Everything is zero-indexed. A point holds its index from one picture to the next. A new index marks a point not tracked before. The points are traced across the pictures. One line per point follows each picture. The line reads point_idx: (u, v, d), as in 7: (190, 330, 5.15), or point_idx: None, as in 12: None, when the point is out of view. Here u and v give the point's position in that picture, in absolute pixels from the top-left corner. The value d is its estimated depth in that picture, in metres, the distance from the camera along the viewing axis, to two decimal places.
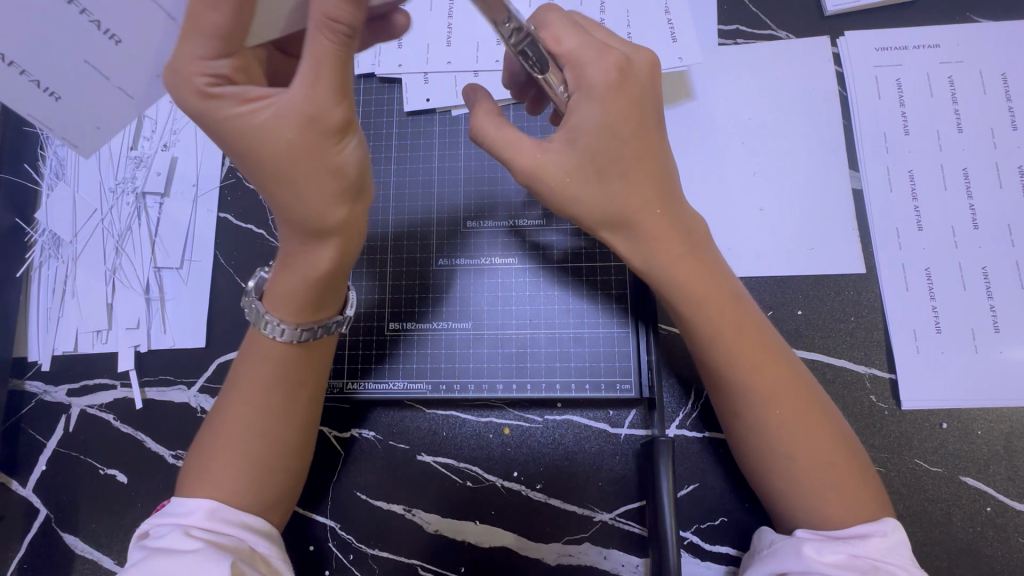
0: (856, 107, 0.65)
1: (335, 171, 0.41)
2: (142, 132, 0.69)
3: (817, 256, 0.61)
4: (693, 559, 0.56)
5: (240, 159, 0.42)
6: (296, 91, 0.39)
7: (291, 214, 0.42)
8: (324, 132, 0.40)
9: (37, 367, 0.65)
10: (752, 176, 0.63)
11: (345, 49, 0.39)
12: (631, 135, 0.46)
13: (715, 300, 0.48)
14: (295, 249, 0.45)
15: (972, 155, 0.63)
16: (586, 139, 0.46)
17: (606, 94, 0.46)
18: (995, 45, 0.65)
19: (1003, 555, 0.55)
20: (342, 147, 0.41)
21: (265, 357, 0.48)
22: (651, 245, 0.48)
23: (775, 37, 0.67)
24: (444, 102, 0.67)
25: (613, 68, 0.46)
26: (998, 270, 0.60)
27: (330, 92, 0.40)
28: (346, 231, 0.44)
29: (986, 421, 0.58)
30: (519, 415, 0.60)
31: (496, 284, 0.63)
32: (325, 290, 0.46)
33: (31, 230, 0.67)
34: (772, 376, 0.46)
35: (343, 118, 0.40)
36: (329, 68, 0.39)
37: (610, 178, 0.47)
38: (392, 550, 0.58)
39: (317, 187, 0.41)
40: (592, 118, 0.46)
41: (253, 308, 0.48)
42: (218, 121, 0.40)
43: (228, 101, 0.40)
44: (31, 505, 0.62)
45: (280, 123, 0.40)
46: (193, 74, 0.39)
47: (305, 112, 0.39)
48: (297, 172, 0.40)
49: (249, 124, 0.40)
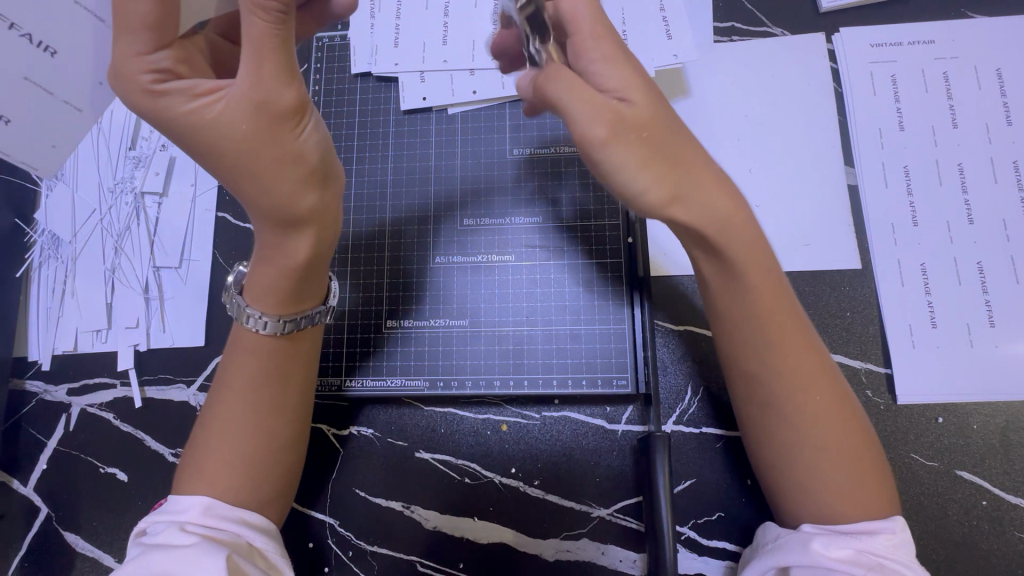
0: (852, 104, 0.65)
1: (299, 156, 0.42)
2: (141, 133, 0.69)
3: (813, 252, 0.62)
4: (691, 554, 0.57)
5: (204, 159, 0.42)
6: (243, 80, 0.39)
7: (261, 206, 0.43)
8: (279, 115, 0.40)
9: (37, 367, 0.65)
10: (747, 171, 0.64)
11: (284, 28, 0.39)
12: (666, 100, 0.43)
13: (760, 279, 0.46)
14: (270, 244, 0.45)
15: (967, 150, 0.63)
16: (637, 100, 0.42)
17: (631, 54, 0.43)
18: (990, 41, 0.65)
19: (1000, 549, 0.55)
20: (300, 131, 0.42)
21: (250, 352, 0.49)
22: (716, 218, 0.43)
23: (770, 33, 0.67)
24: (440, 100, 0.67)
25: (630, 34, 0.43)
26: (993, 265, 0.60)
27: (278, 75, 0.40)
28: (319, 219, 0.45)
29: (982, 415, 0.58)
30: (517, 412, 0.60)
31: (493, 278, 0.63)
32: (304, 281, 0.47)
33: (31, 231, 0.67)
34: (811, 368, 0.46)
35: (297, 100, 0.41)
36: (272, 50, 0.39)
37: (668, 142, 0.42)
38: (390, 547, 0.58)
39: (283, 175, 0.42)
40: (631, 79, 0.42)
41: (234, 303, 0.49)
42: (169, 117, 0.40)
43: (176, 97, 0.40)
44: (31, 504, 0.62)
45: (234, 112, 0.40)
46: (135, 72, 0.39)
47: (255, 99, 0.39)
48: (262, 162, 0.41)
49: (199, 120, 0.40)
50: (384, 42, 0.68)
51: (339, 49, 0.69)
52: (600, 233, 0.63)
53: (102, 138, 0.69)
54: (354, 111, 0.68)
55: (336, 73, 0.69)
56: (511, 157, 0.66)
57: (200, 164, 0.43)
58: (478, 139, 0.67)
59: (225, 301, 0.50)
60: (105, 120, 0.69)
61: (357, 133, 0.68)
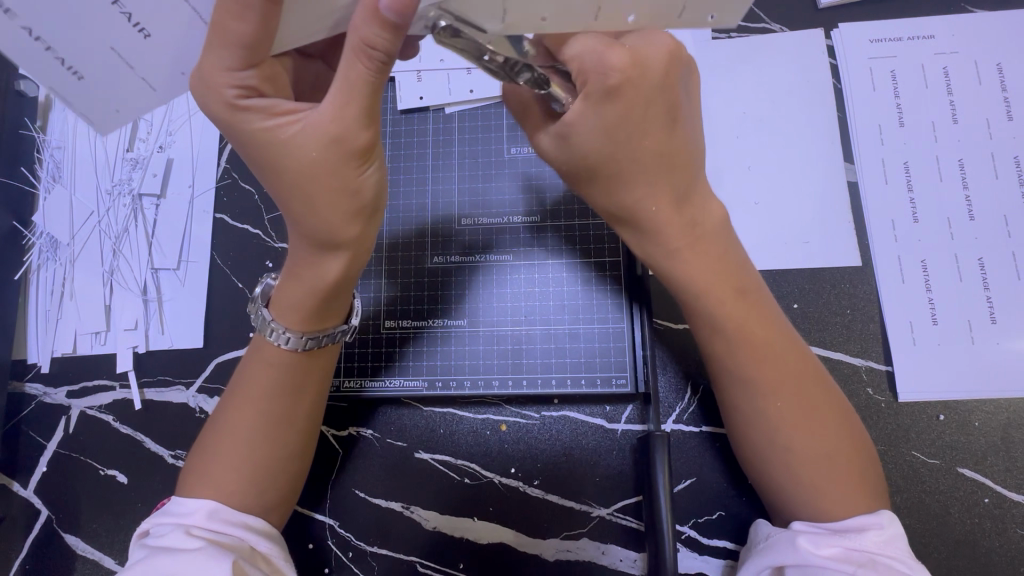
0: (850, 100, 0.65)
1: (355, 192, 0.41)
2: (139, 135, 0.69)
3: (813, 250, 0.61)
4: (691, 554, 0.57)
5: (267, 174, 0.43)
6: (325, 111, 0.39)
7: (304, 228, 0.43)
8: (349, 152, 0.40)
9: (37, 369, 0.65)
10: (745, 169, 0.63)
11: (381, 76, 0.38)
12: (633, 137, 0.44)
13: (722, 293, 0.47)
14: (305, 261, 0.45)
15: (968, 145, 0.62)
16: (581, 142, 0.44)
17: (603, 100, 0.42)
18: (990, 35, 0.65)
19: (1002, 547, 0.55)
20: (362, 172, 0.41)
21: (269, 363, 0.48)
22: (655, 236, 0.47)
23: (769, 30, 0.67)
24: (437, 99, 0.67)
25: (616, 69, 0.41)
26: (995, 261, 0.60)
27: (359, 115, 0.39)
28: (357, 247, 0.44)
29: (984, 412, 0.58)
30: (516, 411, 0.60)
31: (489, 280, 0.63)
32: (330, 303, 0.46)
33: (29, 233, 0.67)
34: (782, 374, 0.46)
35: (368, 142, 0.40)
36: (363, 94, 0.38)
37: (611, 175, 0.46)
38: (390, 548, 0.58)
39: (333, 206, 0.41)
40: (587, 122, 0.43)
41: (260, 316, 0.48)
42: (247, 133, 0.41)
43: (255, 114, 0.41)
44: (31, 506, 0.62)
45: (308, 138, 0.40)
46: (221, 85, 0.40)
47: (331, 132, 0.39)
48: (310, 188, 0.41)
49: (276, 140, 0.41)
50: None
51: None
52: (598, 232, 0.63)
53: (101, 140, 0.69)
54: None
55: None
56: (507, 157, 0.66)
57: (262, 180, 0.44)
58: (475, 139, 0.66)
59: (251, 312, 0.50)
60: None
61: None
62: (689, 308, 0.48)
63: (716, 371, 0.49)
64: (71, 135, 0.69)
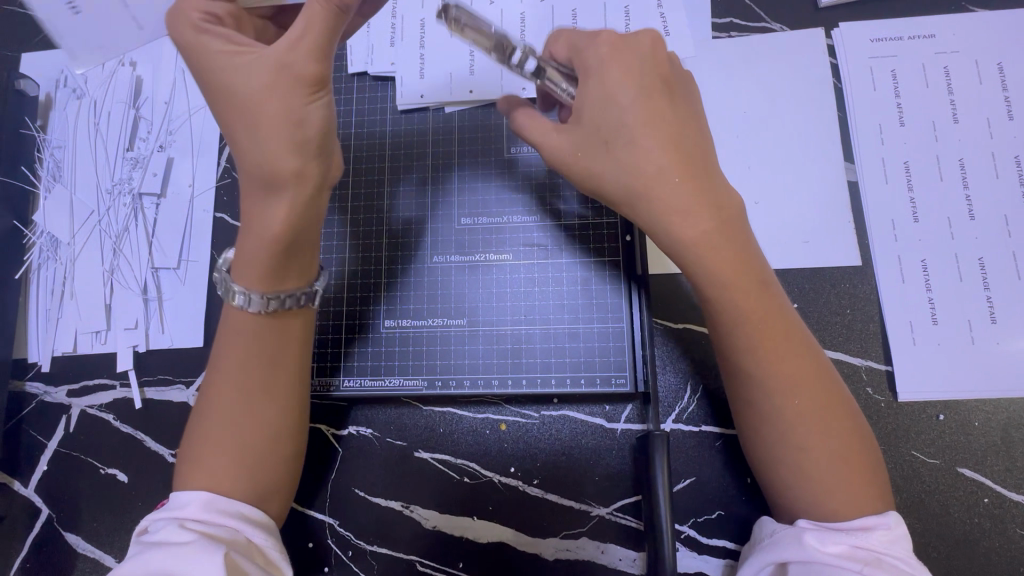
0: (850, 99, 0.64)
1: (299, 120, 0.44)
2: (139, 134, 0.69)
3: (813, 249, 0.61)
4: (691, 553, 0.57)
5: (222, 111, 0.45)
6: (274, 53, 0.44)
7: (250, 163, 0.45)
8: (299, 80, 0.43)
9: (37, 368, 0.65)
10: (745, 167, 0.63)
11: (336, 19, 0.43)
12: (634, 103, 0.47)
13: (742, 281, 0.46)
14: (254, 212, 0.46)
15: (968, 145, 0.62)
16: (589, 113, 0.48)
17: (604, 63, 0.48)
18: (990, 34, 0.64)
19: (1002, 546, 0.55)
20: (310, 102, 0.44)
21: (235, 329, 0.49)
22: (678, 221, 0.46)
23: (770, 29, 0.67)
24: (438, 98, 0.67)
25: (606, 42, 0.49)
26: (995, 261, 0.60)
27: (311, 49, 0.43)
28: (302, 190, 0.45)
29: (984, 412, 0.58)
30: (515, 411, 0.60)
31: (491, 276, 0.63)
32: (286, 257, 0.46)
33: (29, 233, 0.67)
34: (792, 362, 0.46)
35: (318, 73, 0.44)
36: (317, 26, 0.43)
37: (619, 146, 0.47)
38: (389, 547, 0.58)
39: (278, 131, 0.43)
40: (591, 91, 0.48)
41: (222, 278, 0.49)
42: (201, 53, 0.45)
43: (213, 38, 0.45)
44: (32, 505, 0.62)
45: (259, 66, 0.44)
46: (200, 42, 0.44)
47: (282, 59, 0.43)
48: (261, 111, 0.43)
49: (230, 70, 0.44)
50: (381, 41, 0.68)
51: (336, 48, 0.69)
52: (598, 231, 0.63)
53: (101, 139, 0.69)
54: (351, 110, 0.68)
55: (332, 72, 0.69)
56: (508, 155, 0.66)
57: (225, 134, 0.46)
58: (476, 137, 0.66)
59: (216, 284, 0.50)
60: (104, 121, 0.70)
61: (354, 131, 0.67)
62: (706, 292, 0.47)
63: (732, 366, 0.48)
64: (71, 134, 0.70)
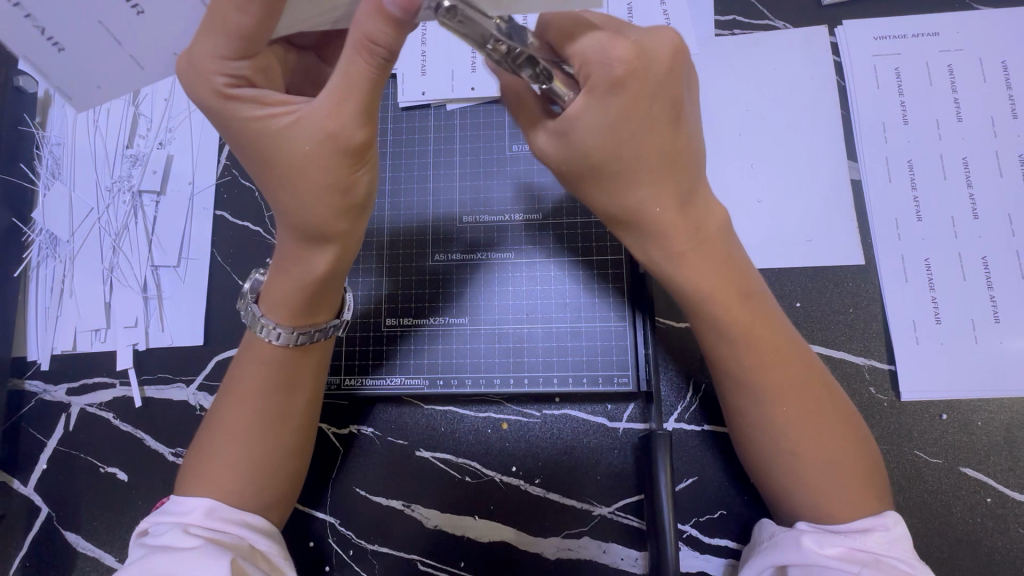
0: (853, 97, 0.64)
1: (345, 189, 0.41)
2: (138, 132, 0.69)
3: (815, 248, 0.61)
4: (693, 552, 0.56)
5: (255, 160, 0.42)
6: (323, 105, 0.39)
7: (291, 219, 0.43)
8: (344, 151, 0.39)
9: (36, 366, 0.65)
10: (749, 166, 0.63)
11: (381, 74, 0.38)
12: (636, 133, 0.42)
13: (729, 301, 0.46)
14: (292, 254, 0.45)
15: (972, 144, 0.62)
16: (583, 138, 0.43)
17: (610, 93, 0.41)
18: (994, 32, 0.64)
19: (1004, 546, 0.55)
20: (357, 170, 0.40)
21: (261, 362, 0.48)
22: (659, 239, 0.46)
23: (773, 26, 0.66)
24: (439, 95, 0.66)
25: (621, 60, 0.40)
26: (999, 260, 0.59)
27: (356, 113, 0.39)
28: (344, 242, 0.44)
29: (986, 412, 0.57)
30: (517, 410, 0.60)
31: (493, 277, 0.63)
32: (320, 296, 0.46)
33: (28, 230, 0.67)
34: (787, 374, 0.46)
35: (364, 140, 0.39)
36: (360, 90, 0.38)
37: (614, 172, 0.44)
38: (390, 546, 0.58)
39: (322, 201, 0.41)
40: (590, 117, 0.42)
41: (250, 311, 0.48)
42: (235, 117, 0.41)
43: (245, 103, 0.40)
44: (31, 503, 0.62)
45: (302, 132, 0.39)
46: (212, 73, 0.39)
47: (327, 128, 0.39)
48: (304, 182, 0.40)
49: (273, 131, 0.40)
50: None
51: None
52: (600, 230, 0.62)
53: (101, 137, 0.69)
54: None
55: None
56: (509, 153, 0.65)
57: (253, 171, 0.43)
58: (477, 136, 0.66)
59: (241, 308, 0.50)
60: (103, 119, 0.69)
61: None
62: (689, 309, 0.48)
63: (722, 380, 0.48)
64: (71, 131, 0.69)
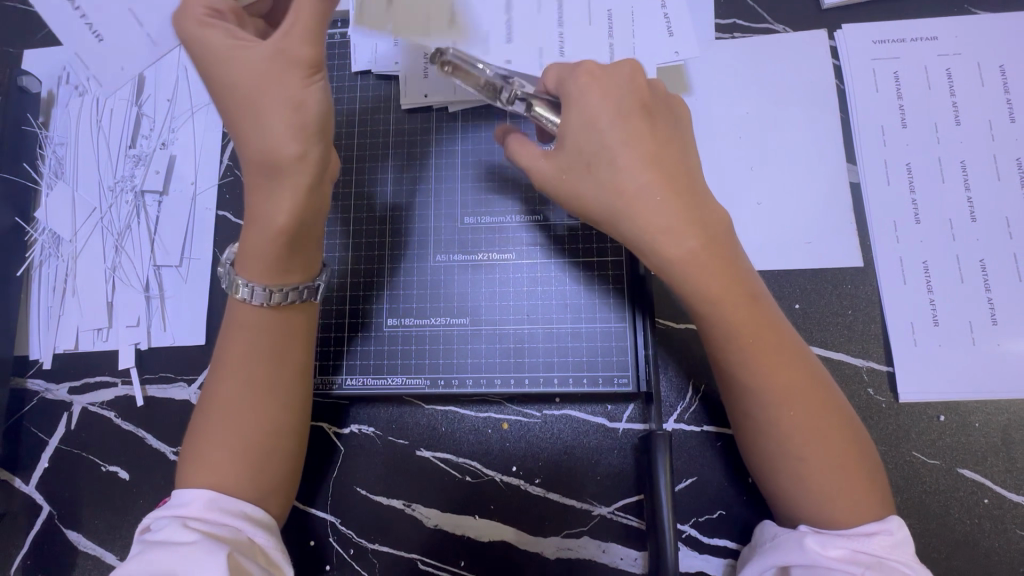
0: (853, 100, 0.65)
1: (299, 106, 0.44)
2: (141, 132, 0.69)
3: (814, 250, 0.61)
4: (692, 553, 0.57)
5: (222, 107, 0.45)
6: (280, 33, 0.44)
7: (250, 146, 0.44)
8: (296, 64, 0.44)
9: (38, 365, 0.65)
10: (748, 169, 0.63)
11: (329, 3, 0.44)
12: (621, 127, 0.47)
13: (734, 296, 0.46)
14: (258, 199, 0.46)
15: (970, 147, 0.62)
16: (573, 136, 0.48)
17: (586, 88, 0.48)
18: (992, 37, 0.65)
19: (1001, 547, 0.55)
20: (308, 84, 0.44)
21: (243, 325, 0.49)
22: (665, 238, 0.46)
23: (772, 30, 0.67)
24: (442, 97, 0.66)
25: (586, 67, 0.49)
26: (996, 263, 0.60)
27: (306, 32, 0.44)
28: (305, 175, 0.45)
29: (984, 414, 0.58)
30: (517, 410, 0.61)
31: (493, 275, 0.63)
32: (293, 245, 0.47)
33: (31, 230, 0.67)
34: (794, 376, 0.46)
35: (312, 55, 0.44)
36: (308, 10, 0.44)
37: (607, 168, 0.47)
38: (391, 545, 0.58)
39: (277, 117, 0.43)
40: (574, 114, 0.48)
41: (227, 272, 0.49)
42: (204, 45, 0.44)
43: (215, 30, 0.44)
44: (33, 501, 0.62)
45: (257, 54, 0.44)
46: (193, 6, 0.45)
47: (280, 48, 0.44)
48: (264, 98, 0.44)
49: (229, 54, 0.44)
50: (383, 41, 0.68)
51: (339, 44, 0.69)
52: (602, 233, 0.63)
53: (104, 137, 0.69)
54: (354, 110, 0.68)
55: (335, 72, 0.69)
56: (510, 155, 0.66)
57: (222, 116, 0.46)
58: (478, 137, 0.66)
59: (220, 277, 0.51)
60: (106, 119, 0.70)
61: (356, 131, 0.67)
62: (695, 309, 0.47)
63: (730, 380, 0.48)
64: (74, 131, 0.69)
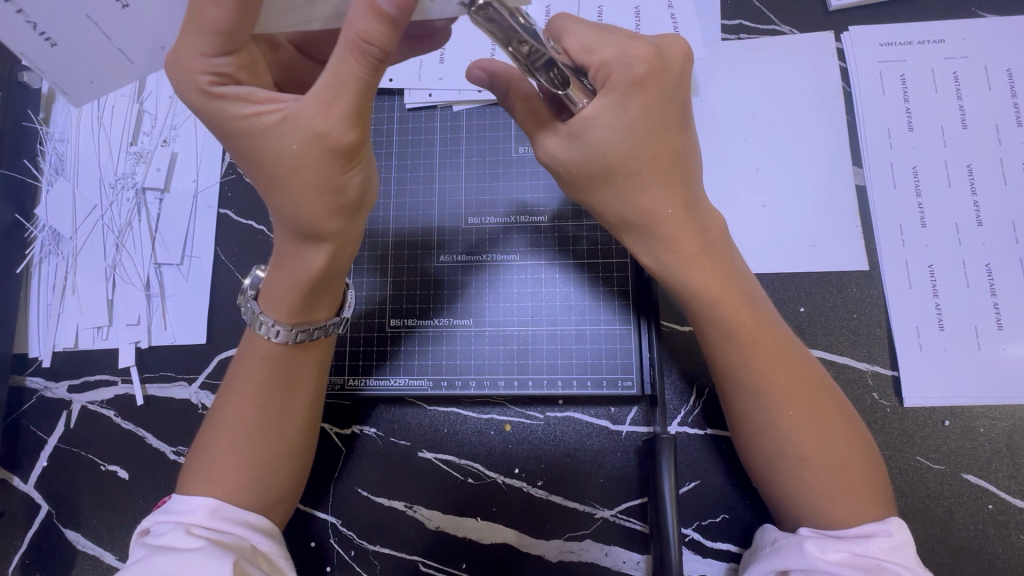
0: (860, 103, 0.64)
1: (338, 189, 0.40)
2: (143, 129, 0.69)
3: (820, 253, 0.61)
4: (694, 556, 0.57)
5: (247, 161, 0.42)
6: (307, 105, 0.38)
7: (285, 216, 0.42)
8: (332, 153, 0.39)
9: (37, 363, 0.65)
10: (754, 172, 0.63)
11: (374, 74, 0.37)
12: (650, 134, 0.43)
13: (734, 301, 0.47)
14: (289, 252, 0.45)
15: (977, 152, 0.62)
16: (598, 137, 0.43)
17: (630, 90, 0.42)
18: (999, 41, 0.64)
19: (1004, 552, 0.55)
20: (348, 170, 0.40)
21: (260, 357, 0.48)
22: (664, 243, 0.46)
23: (779, 31, 0.67)
24: (446, 96, 0.66)
25: (641, 60, 0.42)
26: (1002, 268, 0.60)
27: (346, 114, 0.38)
28: (340, 240, 0.44)
29: (988, 419, 0.57)
30: (521, 412, 0.60)
31: (497, 278, 0.63)
32: (318, 294, 0.46)
33: (32, 227, 0.67)
34: (809, 400, 0.46)
35: (354, 142, 0.39)
36: (352, 91, 0.37)
37: (622, 178, 0.45)
38: (392, 547, 0.58)
39: (313, 200, 0.41)
40: (610, 115, 0.42)
41: (249, 307, 0.48)
42: (223, 119, 0.40)
43: (233, 102, 0.40)
44: (31, 500, 0.62)
45: (290, 132, 0.39)
46: (195, 70, 0.39)
47: (315, 130, 0.38)
48: (299, 177, 0.40)
49: (253, 130, 0.40)
50: None
51: None
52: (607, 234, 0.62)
53: (105, 135, 0.69)
54: None
55: None
56: (515, 155, 0.65)
57: (242, 169, 0.43)
58: (482, 137, 0.66)
59: (240, 304, 0.49)
60: (107, 115, 0.69)
61: None
62: (693, 311, 0.48)
63: (736, 392, 0.47)
64: (74, 127, 0.69)
